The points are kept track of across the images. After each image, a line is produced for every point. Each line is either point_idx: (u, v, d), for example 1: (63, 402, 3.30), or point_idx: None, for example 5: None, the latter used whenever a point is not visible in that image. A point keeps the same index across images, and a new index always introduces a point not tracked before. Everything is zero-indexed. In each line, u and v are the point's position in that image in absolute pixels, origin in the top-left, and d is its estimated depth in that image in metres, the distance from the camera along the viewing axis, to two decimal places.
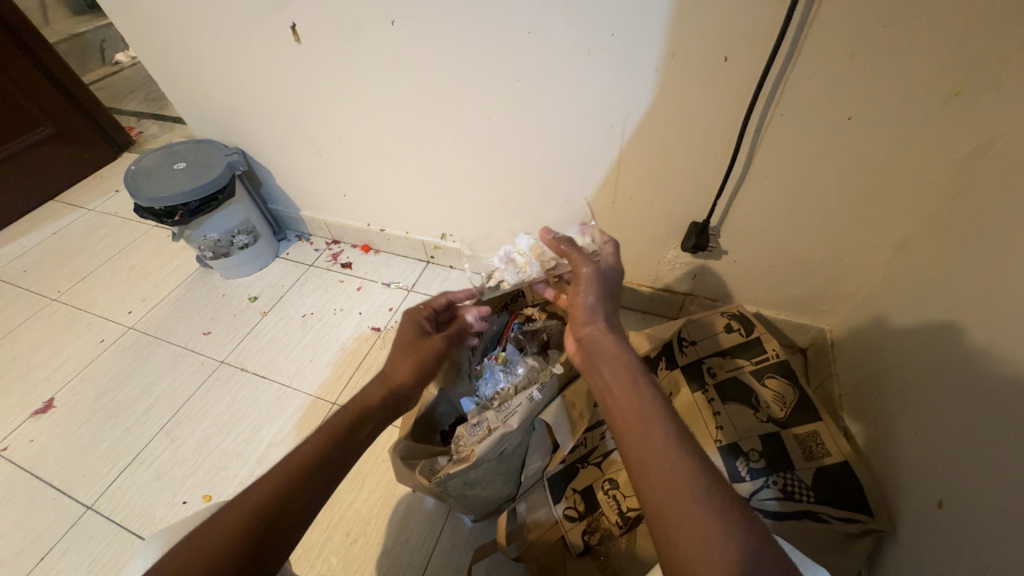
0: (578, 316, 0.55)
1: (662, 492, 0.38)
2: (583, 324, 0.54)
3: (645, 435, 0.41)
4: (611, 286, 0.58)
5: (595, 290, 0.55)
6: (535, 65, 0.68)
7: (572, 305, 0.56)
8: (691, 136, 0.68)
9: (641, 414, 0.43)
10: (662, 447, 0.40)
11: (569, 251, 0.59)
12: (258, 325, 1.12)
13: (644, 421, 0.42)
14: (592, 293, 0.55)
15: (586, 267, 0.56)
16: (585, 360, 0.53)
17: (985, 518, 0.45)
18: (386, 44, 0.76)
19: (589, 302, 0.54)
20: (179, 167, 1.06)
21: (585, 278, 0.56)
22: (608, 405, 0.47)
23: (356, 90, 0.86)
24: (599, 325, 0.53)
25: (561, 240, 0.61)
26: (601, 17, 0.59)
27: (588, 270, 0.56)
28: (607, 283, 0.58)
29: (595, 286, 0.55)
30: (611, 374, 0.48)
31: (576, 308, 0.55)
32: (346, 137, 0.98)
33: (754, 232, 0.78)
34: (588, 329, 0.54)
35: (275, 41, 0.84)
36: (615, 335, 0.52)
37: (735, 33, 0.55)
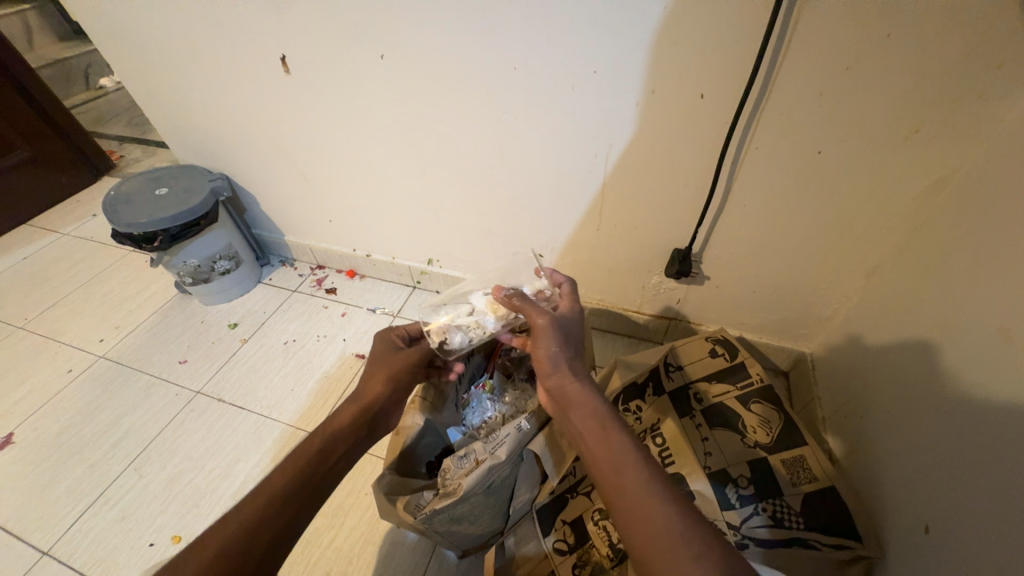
0: (541, 369, 0.54)
1: (648, 545, 0.37)
2: (547, 375, 0.53)
3: (623, 488, 0.41)
4: (570, 330, 0.57)
5: (553, 339, 0.54)
6: (521, 98, 0.71)
7: (534, 357, 0.55)
8: (672, 166, 0.70)
9: (617, 465, 0.42)
10: (642, 498, 0.39)
11: (521, 305, 0.58)
12: (237, 353, 1.09)
13: (620, 472, 0.42)
14: (551, 344, 0.54)
15: (540, 318, 0.56)
16: (557, 411, 0.52)
17: (971, 542, 0.46)
18: (375, 76, 0.77)
19: (549, 351, 0.53)
20: (161, 192, 1.05)
21: (542, 330, 0.55)
22: (585, 457, 0.46)
23: (344, 118, 0.87)
24: (562, 373, 0.52)
25: (511, 295, 0.60)
26: (584, 55, 0.62)
27: (543, 321, 0.55)
28: (565, 328, 0.57)
29: (553, 334, 0.54)
30: (583, 425, 0.48)
31: (538, 361, 0.54)
32: (334, 164, 0.98)
33: (735, 258, 0.80)
34: (552, 380, 0.53)
35: (265, 71, 0.86)
36: (581, 381, 0.51)
37: (711, 72, 0.58)
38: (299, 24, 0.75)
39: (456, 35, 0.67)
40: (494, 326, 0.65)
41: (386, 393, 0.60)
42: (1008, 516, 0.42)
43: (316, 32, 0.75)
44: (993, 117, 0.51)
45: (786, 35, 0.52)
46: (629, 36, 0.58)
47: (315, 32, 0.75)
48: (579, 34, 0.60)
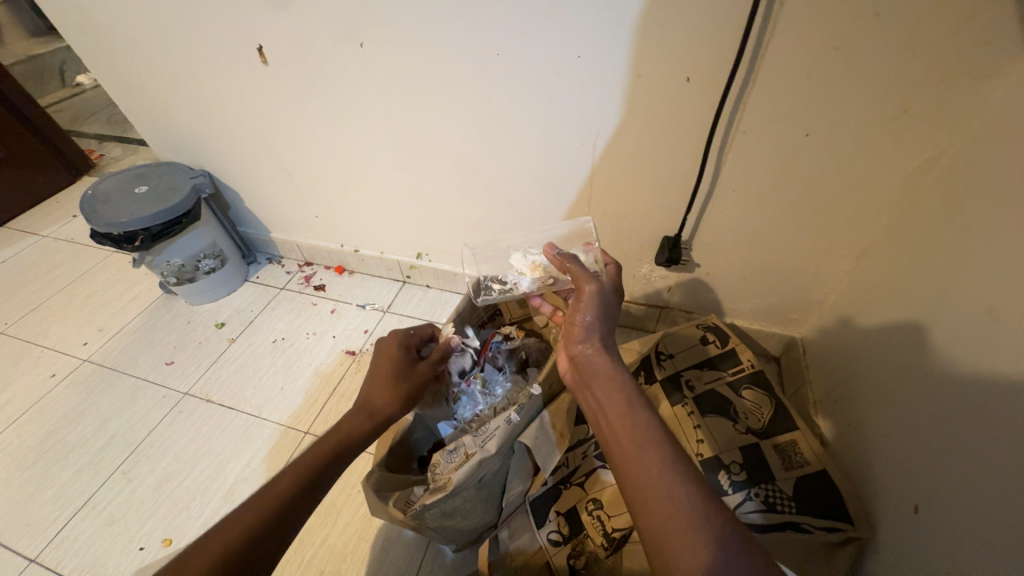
0: (573, 334, 0.53)
1: (661, 521, 0.37)
2: (577, 342, 0.52)
3: (641, 461, 0.40)
4: (612, 305, 0.56)
5: (596, 309, 0.53)
6: (505, 87, 0.69)
7: (568, 322, 0.54)
8: (661, 153, 0.69)
9: (637, 440, 0.42)
10: (661, 474, 0.39)
11: (572, 267, 0.56)
12: (225, 353, 1.07)
13: (641, 447, 0.41)
14: (591, 312, 0.52)
15: (590, 284, 0.54)
16: (578, 379, 0.51)
17: (960, 521, 0.46)
18: (356, 65, 0.75)
19: (586, 320, 0.52)
20: (140, 190, 1.02)
21: (587, 295, 0.53)
22: (603, 427, 0.46)
23: (325, 110, 0.85)
24: (594, 345, 0.51)
25: (564, 255, 0.58)
26: (567, 40, 0.61)
27: (591, 288, 0.54)
28: (607, 302, 0.55)
29: (596, 304, 0.53)
30: (605, 397, 0.47)
31: (571, 327, 0.53)
32: (317, 158, 0.96)
33: (726, 245, 0.80)
34: (582, 349, 0.52)
35: (241, 63, 0.83)
36: (612, 356, 0.50)
37: (695, 56, 0.57)
38: (274, 13, 0.73)
39: (435, 21, 0.65)
40: (528, 286, 0.66)
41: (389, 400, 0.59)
42: (997, 494, 0.42)
43: (291, 20, 0.73)
44: (980, 95, 0.51)
45: (772, 13, 0.51)
46: (613, 20, 0.57)
47: (291, 20, 0.73)
48: (562, 18, 0.59)
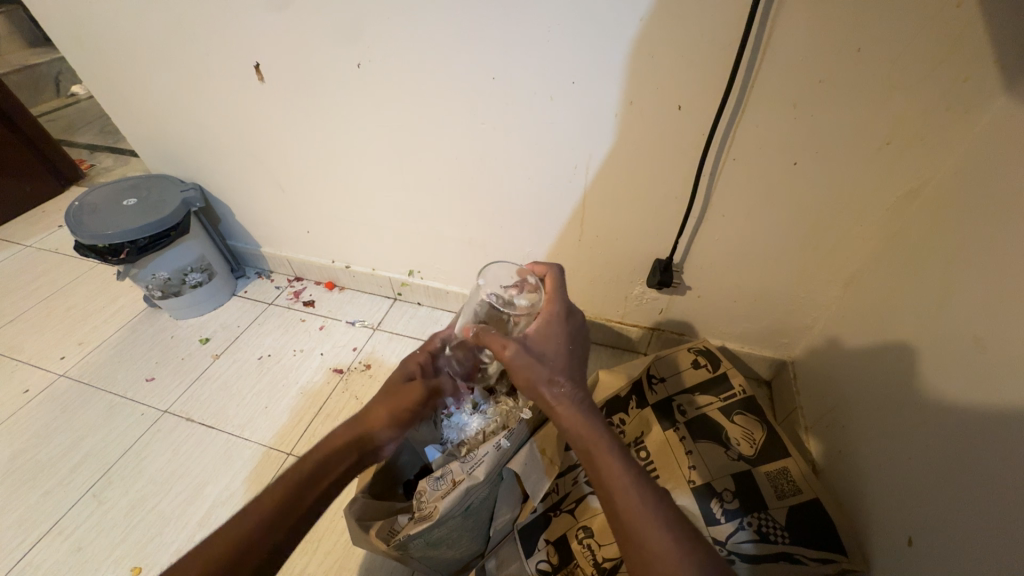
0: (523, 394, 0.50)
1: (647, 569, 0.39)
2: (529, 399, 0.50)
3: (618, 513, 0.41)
4: (547, 345, 0.50)
5: (526, 373, 0.48)
6: (500, 109, 0.70)
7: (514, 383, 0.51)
8: (651, 177, 0.70)
9: (610, 494, 0.42)
10: (637, 527, 0.40)
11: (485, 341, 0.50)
12: (208, 369, 1.04)
13: (614, 499, 0.42)
14: (523, 378, 0.48)
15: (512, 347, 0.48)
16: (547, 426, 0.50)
17: (954, 554, 0.45)
18: (353, 86, 0.76)
19: (525, 384, 0.48)
20: (129, 203, 1.01)
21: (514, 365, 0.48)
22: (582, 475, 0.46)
23: (317, 126, 0.85)
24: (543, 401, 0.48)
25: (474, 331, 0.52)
26: (562, 66, 0.62)
27: (511, 356, 0.48)
28: (543, 346, 0.50)
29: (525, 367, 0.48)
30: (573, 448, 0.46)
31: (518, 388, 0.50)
32: (310, 174, 0.96)
33: (716, 268, 0.80)
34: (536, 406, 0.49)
35: (238, 80, 0.84)
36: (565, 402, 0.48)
37: (687, 86, 0.59)
38: (275, 32, 0.74)
39: (431, 45, 0.66)
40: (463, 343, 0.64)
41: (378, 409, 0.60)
42: (990, 525, 0.42)
43: (289, 40, 0.74)
44: (960, 129, 0.53)
45: (760, 46, 0.53)
46: (606, 49, 0.59)
47: (289, 40, 0.74)
48: (558, 46, 0.60)
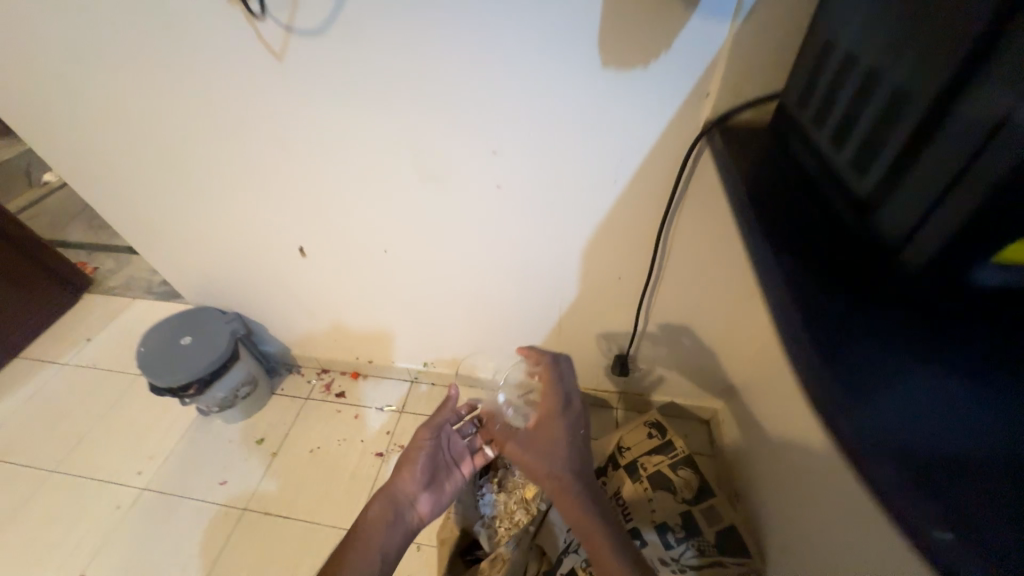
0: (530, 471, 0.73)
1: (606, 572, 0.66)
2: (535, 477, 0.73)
3: (589, 543, 0.68)
4: (546, 434, 0.71)
5: (527, 461, 0.71)
6: (493, 276, 0.97)
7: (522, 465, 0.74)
8: (606, 310, 0.99)
9: (582, 531, 0.69)
10: (600, 553, 0.67)
11: (494, 430, 0.75)
12: (271, 466, 1.28)
13: (587, 535, 0.68)
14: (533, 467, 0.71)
15: (514, 445, 0.72)
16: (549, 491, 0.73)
17: (800, 555, 0.78)
18: (380, 261, 1.02)
19: (533, 468, 0.71)
20: (185, 342, 1.22)
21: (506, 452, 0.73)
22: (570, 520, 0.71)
23: (348, 279, 1.10)
24: (545, 480, 0.71)
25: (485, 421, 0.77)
26: (537, 257, 0.90)
27: (508, 449, 0.73)
28: (541, 441, 0.71)
29: (525, 458, 0.71)
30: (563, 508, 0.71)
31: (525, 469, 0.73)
32: (339, 304, 1.20)
33: (660, 358, 1.10)
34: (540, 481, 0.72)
35: (281, 253, 1.07)
36: (557, 478, 0.71)
37: (622, 268, 0.88)
38: (317, 231, 0.98)
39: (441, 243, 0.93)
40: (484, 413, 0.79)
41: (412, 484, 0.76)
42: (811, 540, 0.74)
43: (330, 234, 0.98)
44: None
45: (668, 244, 0.81)
46: (566, 250, 0.87)
47: (330, 234, 0.98)
48: (533, 247, 0.88)
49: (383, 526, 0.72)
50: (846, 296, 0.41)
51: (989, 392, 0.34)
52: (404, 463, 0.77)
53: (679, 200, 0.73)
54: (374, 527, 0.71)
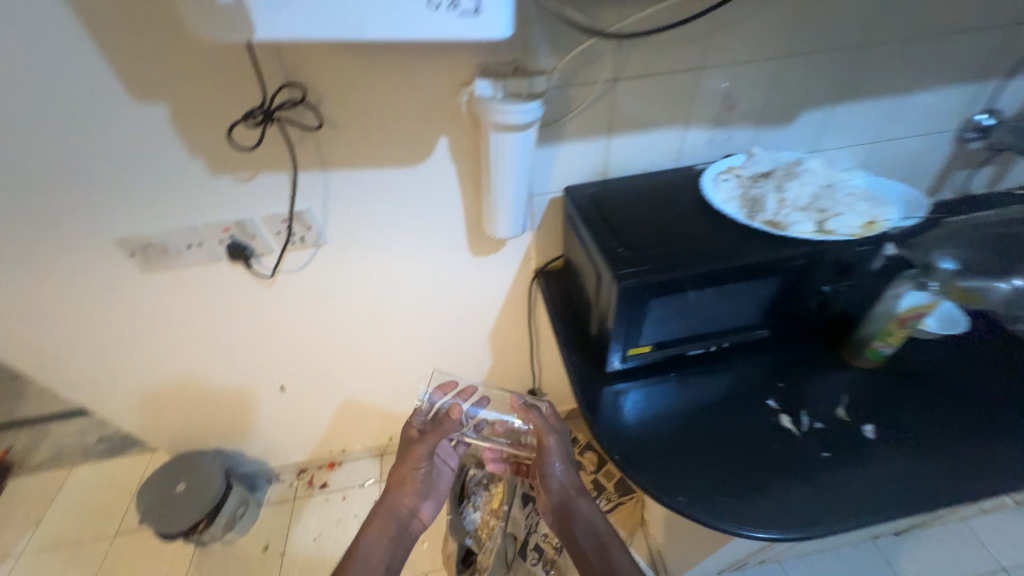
0: (548, 474, 0.88)
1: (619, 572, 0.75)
2: (552, 483, 0.88)
3: (605, 545, 0.79)
4: (564, 445, 0.91)
5: (556, 457, 0.88)
6: (432, 372, 1.36)
7: (544, 467, 0.88)
8: (515, 372, 1.44)
9: (597, 534, 0.81)
10: (611, 554, 0.77)
11: (536, 422, 0.89)
12: (283, 564, 1.52)
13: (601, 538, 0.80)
14: (557, 462, 0.88)
15: (552, 439, 0.89)
16: (559, 502, 0.87)
17: None
18: (346, 383, 1.36)
19: (555, 467, 0.88)
20: (181, 488, 1.42)
21: (547, 444, 0.88)
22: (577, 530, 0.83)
23: (321, 399, 1.40)
24: (563, 484, 0.87)
25: (528, 409, 0.90)
26: (461, 354, 1.32)
27: (549, 441, 0.88)
28: (563, 447, 0.91)
29: (556, 455, 0.88)
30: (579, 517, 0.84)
31: (548, 471, 0.88)
32: (313, 418, 1.48)
33: (559, 389, 1.58)
34: (557, 487, 0.87)
35: (261, 395, 1.35)
36: (571, 485, 0.88)
37: (516, 347, 1.34)
38: (294, 374, 1.29)
39: (392, 362, 1.30)
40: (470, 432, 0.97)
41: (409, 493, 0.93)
42: None
43: (303, 373, 1.30)
44: None
45: (536, 324, 1.27)
46: (479, 346, 1.30)
47: (303, 374, 1.29)
48: (458, 350, 1.31)
49: (387, 539, 0.87)
50: (633, 378, 0.84)
51: (680, 411, 0.79)
52: (408, 473, 0.92)
53: (535, 297, 1.19)
54: (381, 539, 0.86)
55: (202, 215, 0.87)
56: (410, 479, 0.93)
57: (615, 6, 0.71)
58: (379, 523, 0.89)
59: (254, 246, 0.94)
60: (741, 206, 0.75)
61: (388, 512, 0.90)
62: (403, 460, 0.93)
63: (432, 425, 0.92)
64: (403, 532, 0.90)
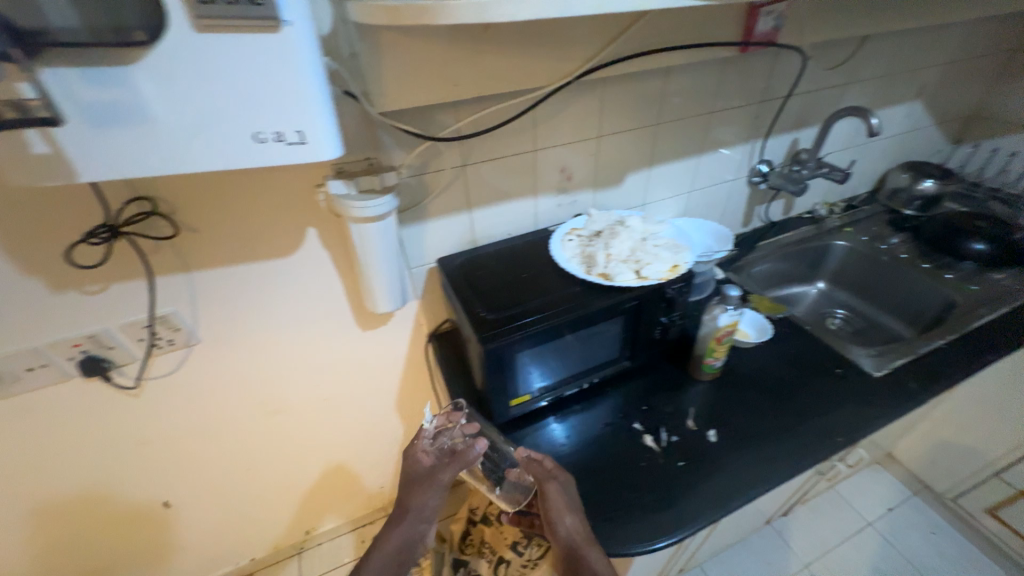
0: (553, 530, 0.71)
1: None
2: (560, 541, 0.70)
3: None
4: (572, 494, 0.75)
5: (561, 505, 0.72)
6: (341, 450, 1.32)
7: (547, 519, 0.72)
8: (430, 434, 1.45)
9: None
10: None
11: (534, 468, 0.76)
12: None
13: None
14: (562, 512, 0.71)
15: (553, 486, 0.74)
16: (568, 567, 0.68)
17: None
18: (245, 481, 1.26)
19: (560, 518, 0.71)
20: None
21: (549, 492, 0.73)
22: None
23: (216, 506, 1.27)
24: (571, 543, 0.69)
25: (528, 457, 0.78)
26: (368, 425, 1.31)
27: (550, 487, 0.73)
28: (570, 496, 0.74)
29: (562, 504, 0.72)
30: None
31: (552, 522, 0.71)
32: (210, 531, 1.33)
33: None
34: (564, 545, 0.69)
35: (140, 517, 1.19)
36: (582, 543, 0.69)
37: (425, 409, 1.36)
38: (179, 484, 1.17)
39: (294, 448, 1.25)
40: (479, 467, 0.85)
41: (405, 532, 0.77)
42: None
43: (192, 482, 1.18)
44: None
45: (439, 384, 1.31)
46: (385, 415, 1.30)
47: (191, 482, 1.18)
48: (364, 422, 1.29)
49: None
50: (520, 427, 0.92)
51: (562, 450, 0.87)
52: (406, 503, 0.78)
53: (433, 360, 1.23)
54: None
55: (46, 333, 0.81)
56: (408, 515, 0.77)
57: (450, 110, 0.82)
58: (382, 550, 0.75)
59: (114, 356, 0.88)
60: (581, 262, 0.88)
61: (376, 556, 0.75)
62: (415, 485, 0.79)
63: (454, 452, 0.81)
64: (410, 561, 0.77)
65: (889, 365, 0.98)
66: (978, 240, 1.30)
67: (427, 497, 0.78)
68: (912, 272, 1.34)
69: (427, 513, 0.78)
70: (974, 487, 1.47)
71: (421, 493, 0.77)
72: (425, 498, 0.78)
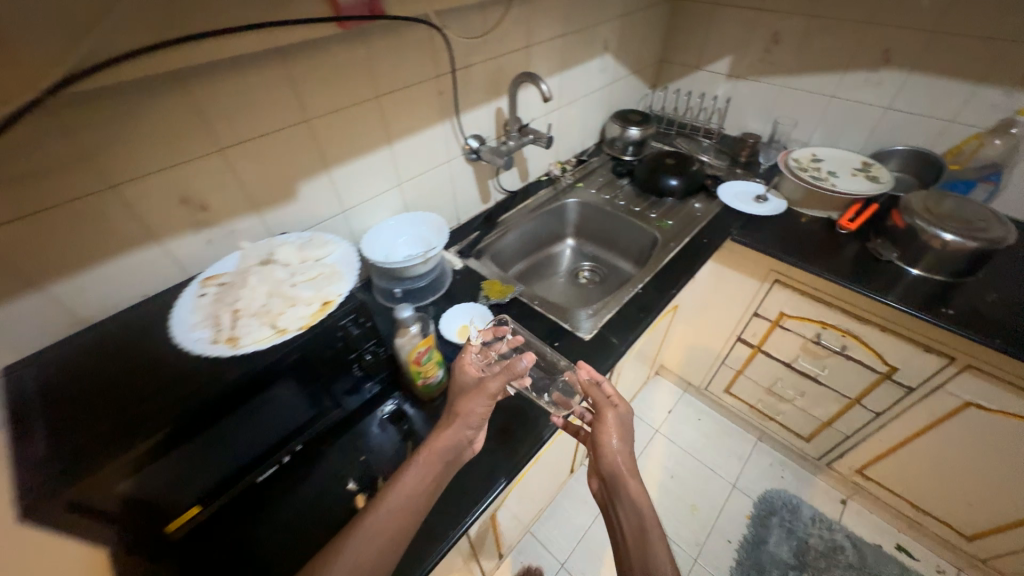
0: (602, 451, 0.73)
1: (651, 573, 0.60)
2: (607, 462, 0.72)
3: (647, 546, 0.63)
4: (626, 425, 0.76)
5: (616, 432, 0.73)
6: None
7: (600, 440, 0.74)
8: None
9: (640, 530, 0.65)
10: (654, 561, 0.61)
11: (596, 394, 0.77)
12: None
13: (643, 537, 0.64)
14: (616, 438, 0.73)
15: (611, 413, 0.75)
16: (608, 487, 0.71)
17: None
18: None
19: (613, 444, 0.72)
20: None
21: (608, 417, 0.74)
22: (621, 535, 0.66)
23: None
24: (617, 471, 0.71)
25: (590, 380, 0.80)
26: None
27: (610, 415, 0.74)
28: (624, 424, 0.75)
29: (617, 431, 0.73)
30: (623, 512, 0.68)
31: (603, 442, 0.73)
32: None
33: None
34: (608, 469, 0.72)
35: None
36: (629, 471, 0.71)
37: None
38: None
39: None
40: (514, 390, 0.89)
41: (445, 446, 0.71)
42: None
43: None
44: None
45: None
46: None
47: None
48: None
49: (405, 497, 0.65)
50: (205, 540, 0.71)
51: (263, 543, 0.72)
52: (455, 413, 0.73)
53: None
54: (398, 505, 0.64)
55: None
56: (456, 422, 0.72)
57: None
58: (427, 450, 0.70)
59: None
60: (220, 324, 0.70)
61: (404, 477, 0.67)
62: (462, 394, 0.75)
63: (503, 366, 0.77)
64: (455, 467, 0.73)
65: (598, 322, 1.04)
66: (671, 177, 1.48)
67: (483, 400, 0.73)
68: (625, 219, 1.47)
69: (478, 414, 0.73)
70: (713, 377, 1.79)
71: (473, 398, 0.73)
72: (480, 402, 0.73)
